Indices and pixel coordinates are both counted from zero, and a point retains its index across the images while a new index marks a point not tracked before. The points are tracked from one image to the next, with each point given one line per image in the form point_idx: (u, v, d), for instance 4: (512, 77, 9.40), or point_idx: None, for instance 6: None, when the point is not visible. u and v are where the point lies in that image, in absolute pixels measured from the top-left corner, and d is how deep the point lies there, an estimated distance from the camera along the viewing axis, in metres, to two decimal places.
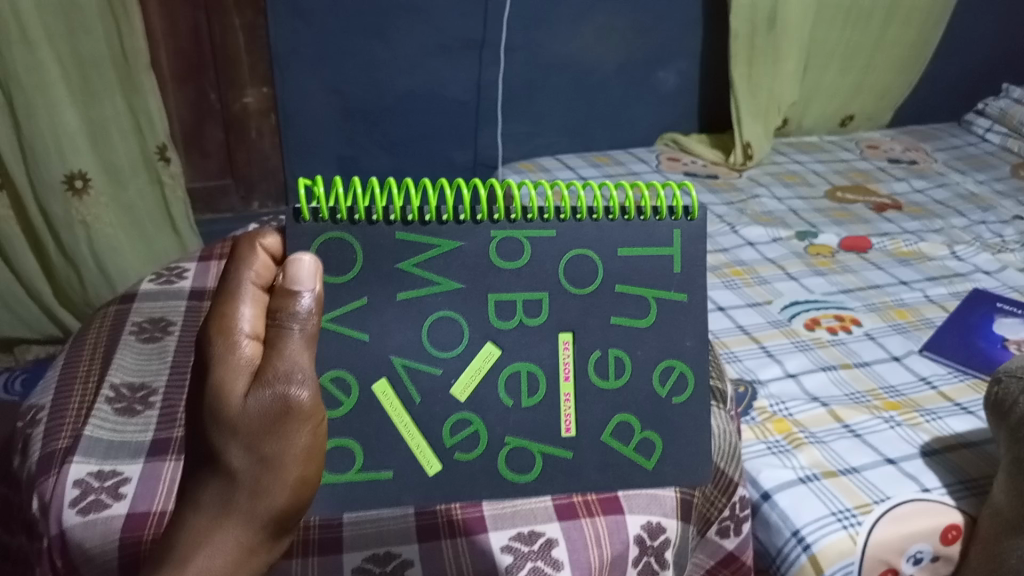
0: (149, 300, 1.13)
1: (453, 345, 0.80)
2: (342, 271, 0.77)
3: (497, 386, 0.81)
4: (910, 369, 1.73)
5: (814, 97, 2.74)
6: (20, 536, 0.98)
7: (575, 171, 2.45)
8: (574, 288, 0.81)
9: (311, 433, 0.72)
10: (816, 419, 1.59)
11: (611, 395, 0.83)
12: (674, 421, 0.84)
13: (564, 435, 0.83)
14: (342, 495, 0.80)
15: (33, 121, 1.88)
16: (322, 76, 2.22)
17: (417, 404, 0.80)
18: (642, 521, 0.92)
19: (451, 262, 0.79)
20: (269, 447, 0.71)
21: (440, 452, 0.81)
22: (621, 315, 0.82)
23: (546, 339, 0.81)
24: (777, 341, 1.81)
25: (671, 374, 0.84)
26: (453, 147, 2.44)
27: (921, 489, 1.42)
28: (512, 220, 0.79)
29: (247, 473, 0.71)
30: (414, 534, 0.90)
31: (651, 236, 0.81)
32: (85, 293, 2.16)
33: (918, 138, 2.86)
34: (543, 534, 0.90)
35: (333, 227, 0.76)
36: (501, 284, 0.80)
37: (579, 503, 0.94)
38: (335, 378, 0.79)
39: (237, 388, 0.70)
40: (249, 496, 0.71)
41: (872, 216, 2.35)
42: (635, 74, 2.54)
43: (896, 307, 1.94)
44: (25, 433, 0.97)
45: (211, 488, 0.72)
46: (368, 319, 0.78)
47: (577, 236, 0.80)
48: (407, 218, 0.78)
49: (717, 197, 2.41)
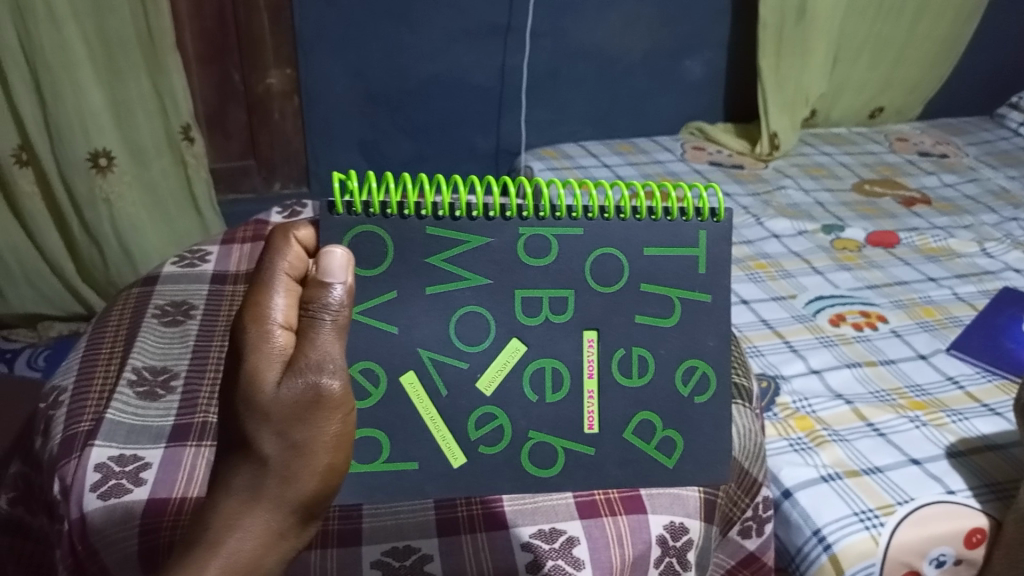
0: (171, 283, 1.13)
1: (480, 339, 0.79)
2: (374, 264, 0.76)
3: (521, 380, 0.80)
4: (937, 368, 1.71)
5: (844, 89, 2.69)
6: (40, 517, 0.98)
7: (599, 159, 2.42)
8: (600, 286, 0.79)
9: (341, 421, 0.72)
10: (840, 418, 1.56)
11: (634, 394, 0.81)
12: (698, 421, 0.83)
13: (586, 431, 0.81)
14: (365, 486, 0.80)
15: (58, 99, 1.88)
16: (346, 60, 2.21)
17: (443, 397, 0.79)
18: (664, 521, 0.91)
19: (479, 258, 0.77)
20: (300, 434, 0.70)
21: (463, 445, 0.80)
22: (645, 314, 0.80)
23: (570, 336, 0.80)
24: (800, 337, 1.78)
25: (693, 374, 0.82)
26: (476, 133, 2.43)
27: (946, 490, 1.40)
28: (540, 217, 0.77)
29: (279, 459, 0.70)
30: (433, 528, 0.90)
31: (677, 236, 0.79)
32: (107, 272, 2.17)
33: (949, 132, 2.80)
34: (564, 533, 0.89)
35: (367, 221, 0.75)
36: (528, 281, 0.78)
37: (601, 501, 0.93)
38: (364, 369, 0.78)
39: (270, 376, 0.69)
40: (279, 482, 0.71)
41: (901, 211, 2.30)
42: (661, 63, 2.50)
43: (923, 304, 1.90)
44: (46, 415, 0.97)
45: (242, 474, 0.71)
46: (396, 312, 0.77)
47: (604, 233, 0.78)
48: (437, 213, 0.76)
49: (742, 188, 2.37)
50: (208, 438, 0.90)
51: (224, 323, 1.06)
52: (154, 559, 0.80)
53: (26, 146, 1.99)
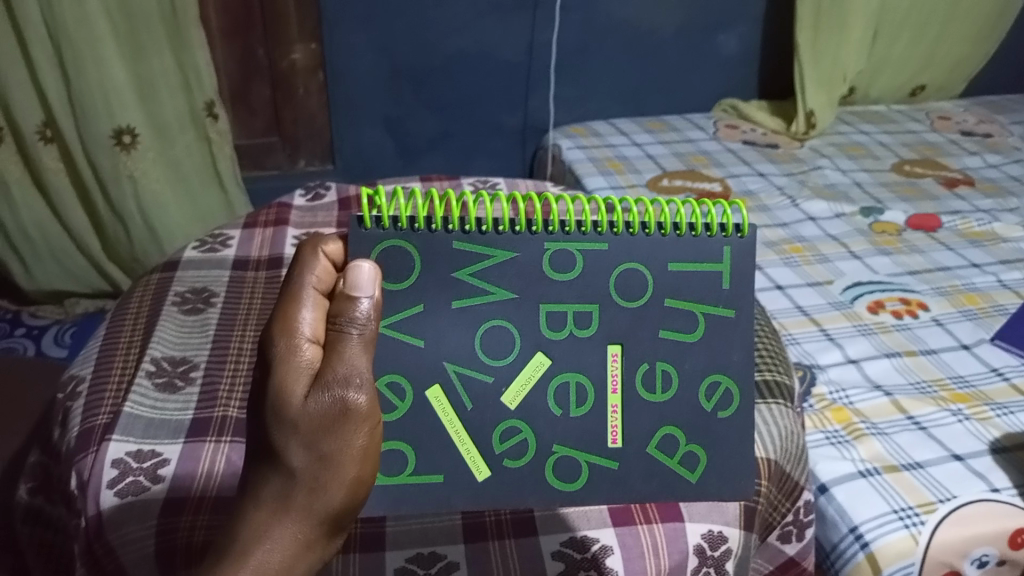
0: (192, 269, 1.10)
1: (505, 354, 0.76)
2: (401, 279, 0.73)
3: (546, 394, 0.76)
4: (981, 359, 1.64)
5: (884, 67, 2.59)
6: (60, 507, 0.97)
7: (630, 138, 2.36)
8: (625, 300, 0.76)
9: (369, 434, 0.69)
10: (878, 410, 1.51)
11: (659, 408, 0.77)
12: (726, 436, 0.78)
13: (609, 446, 0.77)
14: (393, 496, 0.76)
15: (82, 75, 1.86)
16: (371, 35, 2.16)
17: (469, 410, 0.76)
18: (702, 530, 0.87)
19: (505, 274, 0.74)
20: (327, 446, 0.68)
21: (489, 458, 0.76)
22: (670, 329, 0.77)
23: (594, 350, 0.76)
24: (838, 325, 1.72)
25: (717, 389, 0.78)
26: (503, 110, 2.37)
27: (990, 488, 1.34)
28: (566, 232, 0.75)
29: (307, 472, 0.68)
30: (459, 534, 0.87)
31: (702, 251, 0.75)
32: (132, 249, 2.16)
33: (993, 110, 2.70)
34: (598, 541, 0.85)
35: (395, 235, 0.72)
36: (553, 294, 0.75)
37: (635, 508, 0.89)
38: (391, 382, 0.75)
39: (298, 389, 0.67)
40: (307, 494, 0.68)
41: (942, 193, 2.22)
42: (694, 38, 2.42)
43: (965, 291, 1.83)
44: (64, 406, 0.94)
45: (270, 484, 0.68)
46: (425, 321, 0.74)
47: (629, 249, 0.75)
48: (464, 227, 0.74)
49: (777, 167, 2.30)
50: (228, 434, 0.87)
51: (246, 313, 1.03)
52: (169, 563, 0.77)
53: (50, 122, 1.97)
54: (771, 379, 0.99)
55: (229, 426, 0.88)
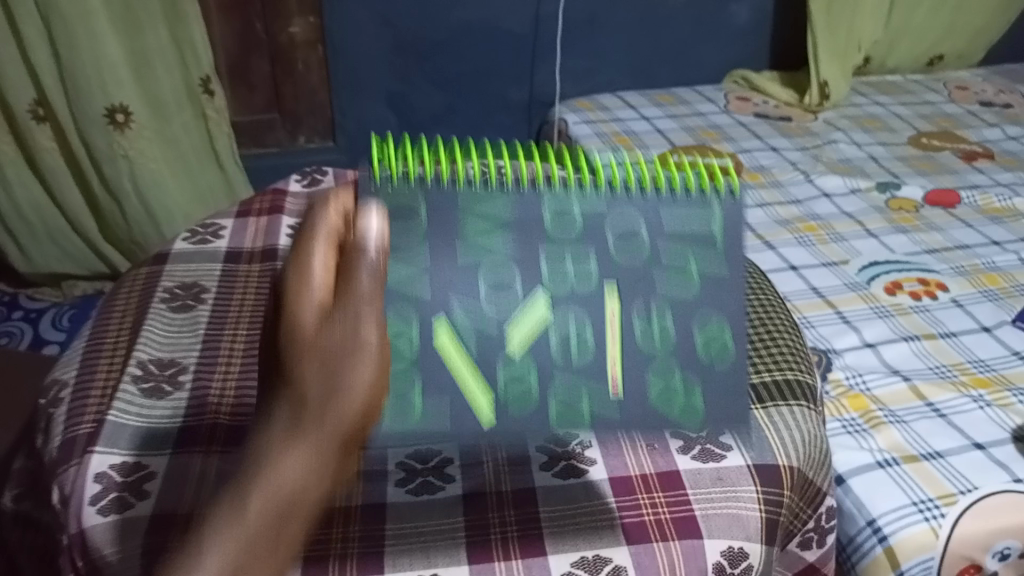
0: (182, 262, 1.04)
1: (508, 300, 0.78)
2: (413, 223, 0.78)
3: (550, 343, 0.78)
4: (1002, 342, 1.59)
5: (901, 36, 2.51)
6: (47, 515, 0.93)
7: (638, 112, 2.29)
8: (621, 249, 0.80)
9: (382, 371, 0.55)
10: (896, 396, 1.46)
11: (657, 357, 0.79)
12: (721, 388, 0.80)
13: (611, 395, 0.78)
14: (398, 432, 0.74)
15: (74, 52, 1.79)
16: (372, 8, 2.09)
17: (476, 352, 0.77)
18: (722, 547, 0.78)
19: (507, 221, 0.79)
20: (335, 375, 0.54)
21: (495, 405, 0.77)
22: (665, 276, 0.80)
23: (594, 299, 0.79)
24: (854, 306, 1.67)
25: (712, 341, 0.80)
26: (509, 84, 2.30)
27: (1012, 479, 1.29)
28: (564, 187, 0.81)
29: (315, 398, 0.53)
30: (463, 553, 0.77)
31: (689, 207, 0.81)
32: (130, 229, 2.09)
33: (1014, 80, 2.61)
34: (610, 561, 0.76)
35: (406, 181, 0.77)
36: (552, 241, 0.80)
37: (650, 521, 0.79)
38: (402, 327, 0.77)
39: (307, 313, 0.56)
40: (310, 428, 0.52)
41: (961, 166, 2.15)
42: (706, 7, 2.34)
43: (986, 271, 1.77)
44: (47, 413, 0.90)
45: (274, 417, 0.53)
46: (433, 268, 0.78)
47: (623, 204, 0.80)
48: (470, 180, 0.79)
49: (790, 141, 2.23)
50: (218, 444, 0.82)
51: (238, 311, 0.98)
52: None
53: (44, 101, 1.91)
54: (784, 380, 0.92)
55: (219, 433, 0.83)
